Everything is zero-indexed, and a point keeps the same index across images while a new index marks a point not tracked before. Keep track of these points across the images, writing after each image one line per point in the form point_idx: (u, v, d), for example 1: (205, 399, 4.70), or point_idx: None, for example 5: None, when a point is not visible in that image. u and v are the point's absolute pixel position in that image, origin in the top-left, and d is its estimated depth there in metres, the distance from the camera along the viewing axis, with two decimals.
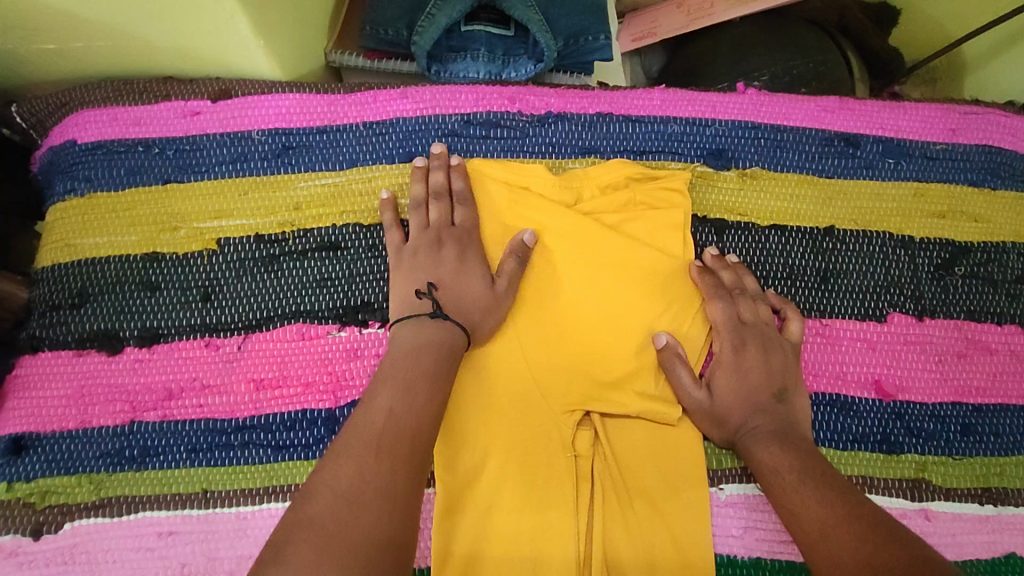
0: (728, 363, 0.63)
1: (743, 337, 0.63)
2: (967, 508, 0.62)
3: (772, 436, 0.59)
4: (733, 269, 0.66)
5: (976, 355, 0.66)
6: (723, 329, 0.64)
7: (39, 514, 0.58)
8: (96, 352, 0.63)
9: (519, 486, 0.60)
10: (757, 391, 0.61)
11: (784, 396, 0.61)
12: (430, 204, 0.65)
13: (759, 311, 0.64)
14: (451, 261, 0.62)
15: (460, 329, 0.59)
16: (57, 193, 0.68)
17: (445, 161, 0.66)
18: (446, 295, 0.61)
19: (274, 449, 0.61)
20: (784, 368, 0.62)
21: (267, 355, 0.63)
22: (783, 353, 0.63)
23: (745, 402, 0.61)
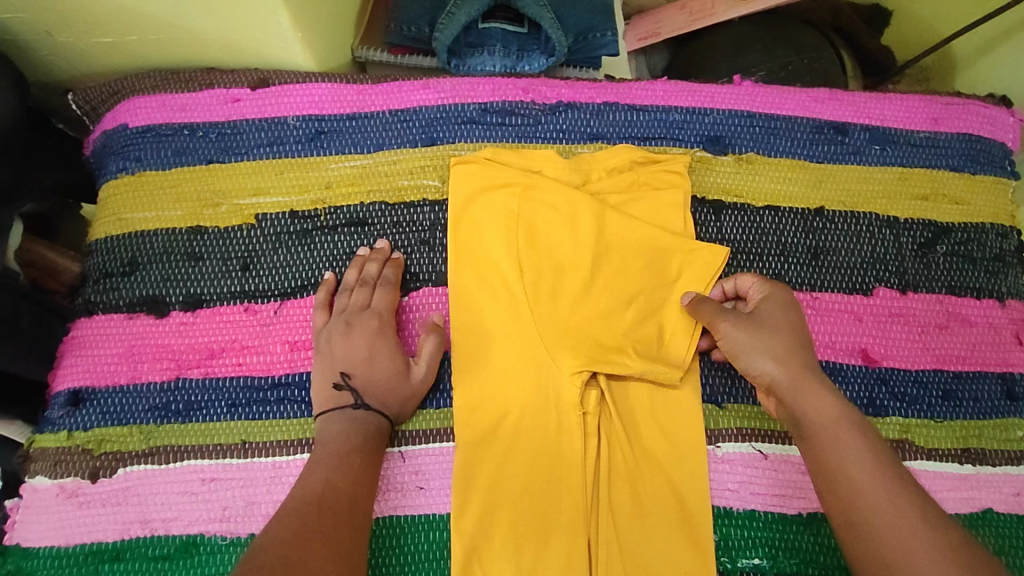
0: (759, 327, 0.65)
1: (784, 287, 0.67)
2: (948, 467, 0.66)
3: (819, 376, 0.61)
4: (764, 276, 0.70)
5: (957, 327, 0.71)
6: (772, 287, 0.66)
7: (96, 460, 0.64)
8: (144, 315, 0.69)
9: (532, 440, 0.65)
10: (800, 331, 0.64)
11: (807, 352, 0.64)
12: (355, 289, 0.67)
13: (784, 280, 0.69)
14: (369, 370, 0.64)
15: (379, 416, 0.63)
16: (110, 171, 0.74)
17: (385, 254, 0.69)
18: (360, 382, 0.64)
19: (307, 405, 0.66)
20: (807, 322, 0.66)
21: (302, 320, 0.69)
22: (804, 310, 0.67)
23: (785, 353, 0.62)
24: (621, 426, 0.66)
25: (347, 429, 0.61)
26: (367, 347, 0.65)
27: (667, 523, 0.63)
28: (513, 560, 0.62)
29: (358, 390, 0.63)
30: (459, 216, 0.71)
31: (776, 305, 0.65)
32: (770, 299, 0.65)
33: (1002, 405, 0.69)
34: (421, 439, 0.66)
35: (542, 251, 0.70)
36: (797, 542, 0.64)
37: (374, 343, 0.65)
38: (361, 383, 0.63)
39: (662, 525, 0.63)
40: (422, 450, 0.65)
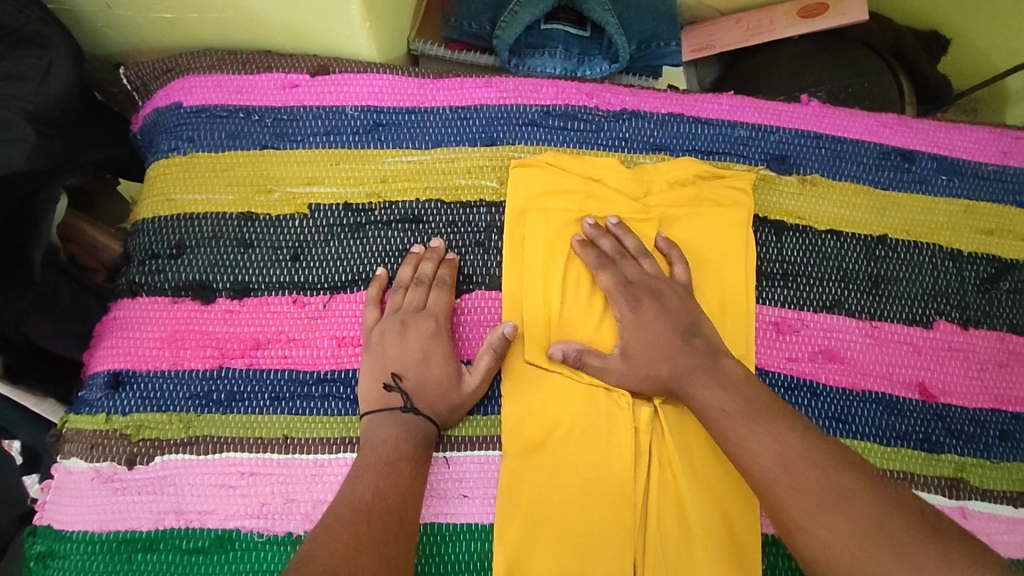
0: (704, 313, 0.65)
1: (634, 294, 0.65)
2: (1002, 509, 0.65)
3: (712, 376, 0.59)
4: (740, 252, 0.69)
5: (1017, 366, 0.69)
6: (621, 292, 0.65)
7: (134, 446, 0.63)
8: (189, 300, 0.67)
9: (579, 456, 0.63)
10: (668, 334, 0.62)
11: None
12: (410, 289, 0.66)
13: (643, 267, 0.67)
14: (420, 372, 0.63)
15: (428, 422, 0.61)
16: (162, 150, 0.72)
17: (440, 253, 0.68)
18: (411, 385, 0.62)
19: (351, 403, 0.64)
20: (676, 307, 0.64)
21: (351, 315, 0.67)
22: (674, 294, 0.65)
23: (668, 341, 0.62)
24: (675, 448, 0.64)
25: (397, 434, 0.60)
26: (419, 348, 0.64)
27: (716, 550, 0.61)
28: None
29: (407, 392, 0.62)
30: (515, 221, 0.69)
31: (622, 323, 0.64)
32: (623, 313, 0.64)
33: None
34: (467, 446, 0.64)
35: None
36: None
37: (425, 346, 0.64)
38: (411, 384, 0.62)
39: (710, 552, 0.61)
40: (468, 458, 0.64)
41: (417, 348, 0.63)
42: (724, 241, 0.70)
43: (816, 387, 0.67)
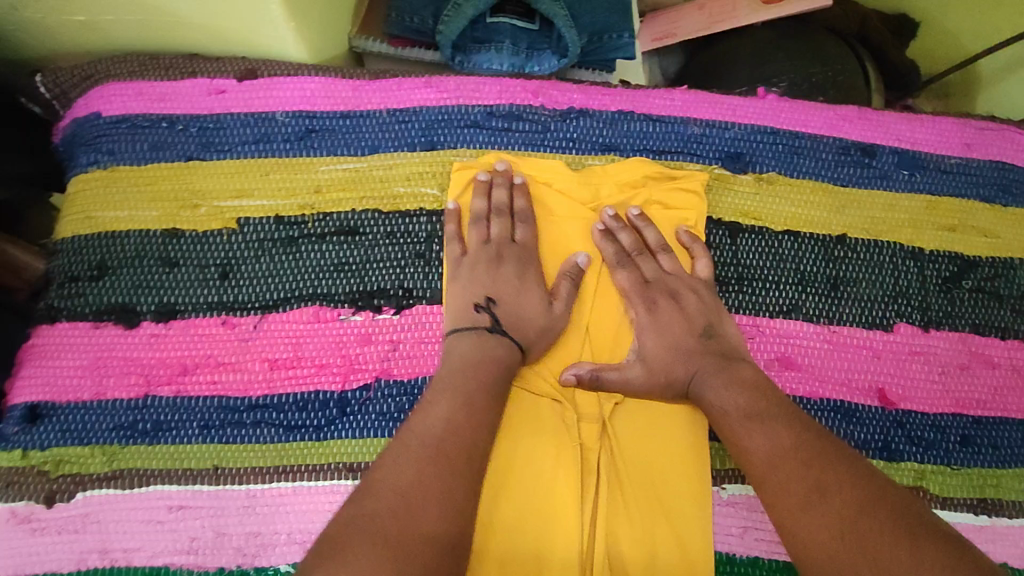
0: (649, 327, 0.64)
1: (651, 295, 0.65)
2: (963, 518, 0.63)
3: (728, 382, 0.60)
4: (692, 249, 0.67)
5: (979, 368, 0.67)
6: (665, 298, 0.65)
7: (53, 482, 0.59)
8: (112, 325, 0.63)
9: (525, 476, 0.61)
10: (685, 338, 0.63)
11: (713, 335, 0.63)
12: None
13: (662, 266, 0.67)
14: (512, 304, 0.63)
15: None
16: (81, 164, 0.68)
17: (508, 177, 0.67)
18: None
19: (285, 430, 0.62)
20: (696, 309, 0.64)
21: (284, 335, 0.63)
22: (694, 294, 0.65)
23: (686, 344, 0.63)
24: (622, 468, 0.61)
25: None
26: (516, 282, 0.64)
27: (668, 570, 0.59)
28: None
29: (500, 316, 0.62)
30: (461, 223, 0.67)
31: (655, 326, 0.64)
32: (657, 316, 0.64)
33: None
34: None
35: (549, 268, 0.67)
36: None
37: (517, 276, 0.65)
38: (500, 310, 0.63)
39: (659, 573, 0.59)
40: None
41: None
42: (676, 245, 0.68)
43: None
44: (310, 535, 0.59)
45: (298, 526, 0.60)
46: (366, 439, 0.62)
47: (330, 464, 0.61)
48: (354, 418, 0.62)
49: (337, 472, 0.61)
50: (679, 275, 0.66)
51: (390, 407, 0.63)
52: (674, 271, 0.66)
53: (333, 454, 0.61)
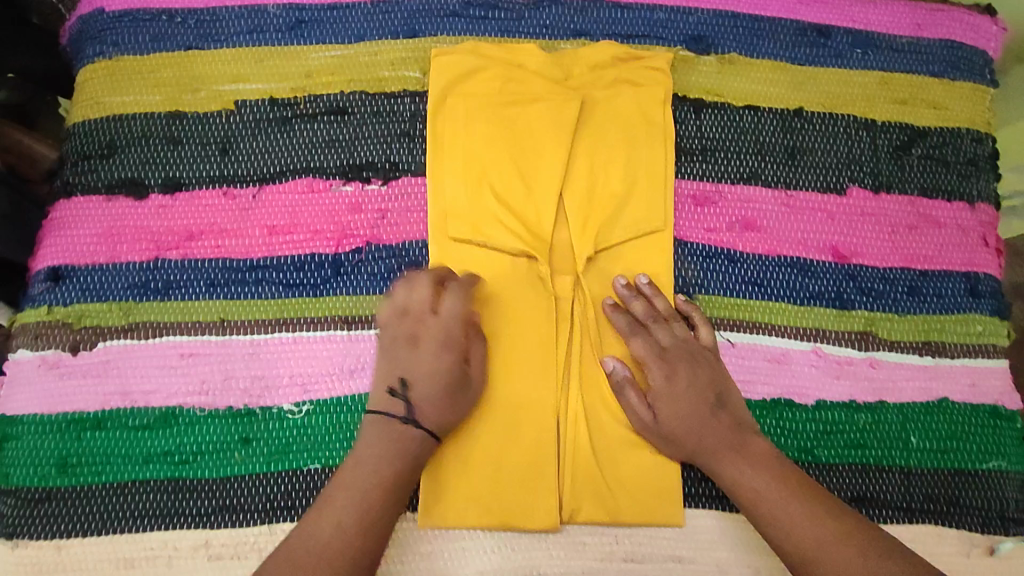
0: (671, 354, 0.64)
1: (673, 363, 0.64)
2: (909, 358, 0.70)
3: (728, 444, 0.61)
4: (644, 297, 0.67)
5: (927, 228, 0.72)
6: (687, 349, 0.65)
7: (76, 334, 0.66)
8: (124, 197, 0.69)
9: (505, 324, 0.66)
10: (699, 401, 0.63)
11: (725, 405, 0.63)
12: (414, 291, 0.62)
13: (675, 331, 0.66)
14: (430, 386, 0.60)
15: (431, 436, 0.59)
16: (87, 56, 0.72)
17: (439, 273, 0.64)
18: (411, 394, 0.60)
19: (285, 287, 0.68)
20: (712, 377, 0.64)
21: (280, 204, 0.69)
22: (708, 362, 0.65)
23: (705, 390, 0.63)
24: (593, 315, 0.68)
25: (387, 444, 0.58)
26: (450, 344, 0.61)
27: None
28: (489, 431, 0.65)
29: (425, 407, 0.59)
30: (438, 102, 0.71)
31: (672, 404, 0.63)
32: (675, 389, 0.63)
33: (965, 301, 0.71)
34: None
35: (525, 135, 0.70)
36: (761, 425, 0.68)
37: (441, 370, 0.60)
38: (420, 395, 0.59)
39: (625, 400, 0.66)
40: None
41: (418, 368, 0.60)
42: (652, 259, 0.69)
43: (734, 254, 0.71)
44: (310, 377, 0.66)
45: (299, 370, 0.66)
46: (360, 295, 0.68)
47: (327, 317, 0.67)
48: (347, 278, 0.68)
49: (334, 323, 0.67)
50: (694, 343, 0.66)
51: (382, 268, 0.68)
52: (689, 338, 0.66)
53: (329, 308, 0.67)
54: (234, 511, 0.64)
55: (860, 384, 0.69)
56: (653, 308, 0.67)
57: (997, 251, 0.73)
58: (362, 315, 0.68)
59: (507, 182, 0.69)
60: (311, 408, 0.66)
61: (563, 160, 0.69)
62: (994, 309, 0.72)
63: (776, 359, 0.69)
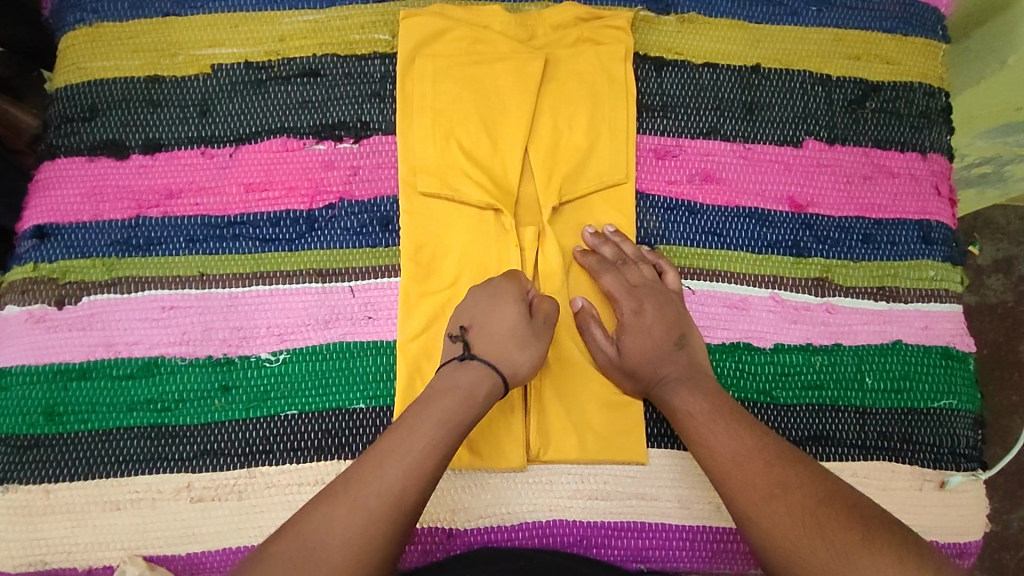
0: (638, 293, 0.67)
1: (638, 299, 0.67)
2: (864, 303, 0.73)
3: (680, 383, 0.63)
4: (613, 242, 0.70)
5: (881, 178, 0.75)
6: (652, 290, 0.67)
7: (61, 289, 0.69)
8: (105, 158, 0.71)
9: (473, 273, 0.69)
10: (660, 340, 0.65)
11: (686, 344, 0.66)
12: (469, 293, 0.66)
13: (643, 271, 0.69)
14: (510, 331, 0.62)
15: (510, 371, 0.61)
16: (68, 23, 0.75)
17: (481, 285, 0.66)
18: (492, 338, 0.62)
19: (261, 242, 0.70)
20: (677, 317, 0.67)
21: (256, 163, 0.72)
22: (673, 302, 0.68)
23: (669, 328, 0.66)
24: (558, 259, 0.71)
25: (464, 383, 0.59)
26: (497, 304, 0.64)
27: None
28: None
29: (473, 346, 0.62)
30: (409, 63, 0.73)
31: (636, 337, 0.66)
32: (639, 322, 0.66)
33: (919, 248, 0.74)
34: (372, 275, 0.70)
35: (491, 94, 0.73)
36: (721, 368, 0.70)
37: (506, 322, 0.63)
38: (476, 337, 0.62)
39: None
40: (372, 285, 0.70)
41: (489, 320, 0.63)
42: (623, 207, 0.72)
43: (694, 206, 0.73)
44: (286, 328, 0.69)
45: (275, 320, 0.69)
46: (333, 248, 0.70)
47: (302, 270, 0.70)
48: (320, 233, 0.71)
49: (309, 276, 0.70)
50: (659, 283, 0.68)
51: (355, 223, 0.71)
52: (655, 279, 0.68)
53: (304, 262, 0.70)
54: (214, 456, 0.66)
55: (817, 328, 0.72)
56: (621, 252, 0.70)
57: (950, 200, 0.76)
58: (335, 268, 0.70)
59: (474, 139, 0.72)
60: (287, 357, 0.68)
61: (529, 116, 0.72)
62: (947, 256, 0.74)
63: (736, 306, 0.72)
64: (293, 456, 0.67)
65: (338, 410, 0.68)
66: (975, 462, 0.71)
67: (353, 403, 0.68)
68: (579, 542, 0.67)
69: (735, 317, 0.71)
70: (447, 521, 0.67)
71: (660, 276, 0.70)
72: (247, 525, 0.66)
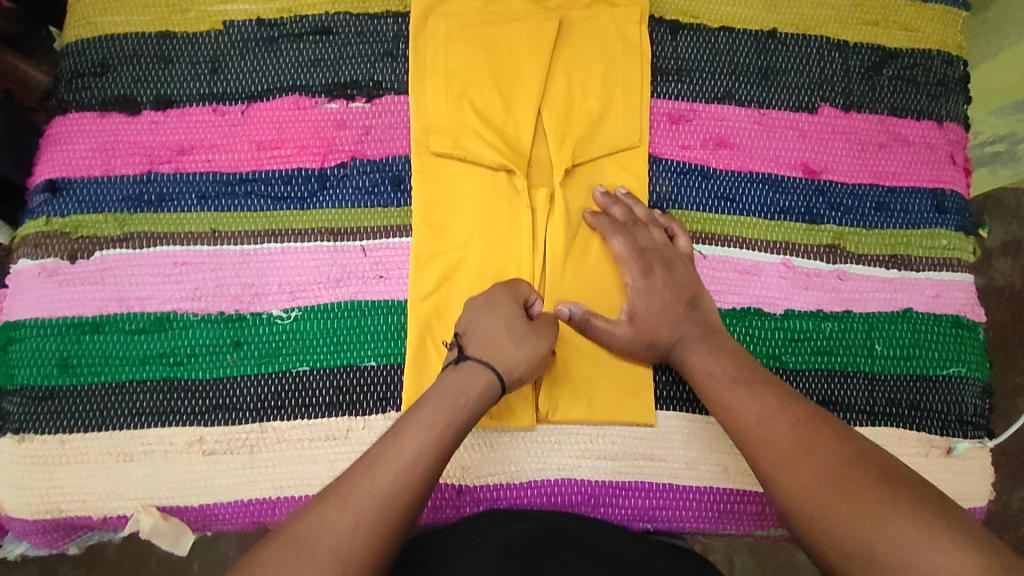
0: (648, 254, 0.67)
1: (648, 262, 0.67)
2: (875, 271, 0.73)
3: (698, 344, 0.63)
4: (624, 204, 0.70)
5: (895, 146, 0.74)
6: (662, 252, 0.68)
7: (73, 243, 0.69)
8: (117, 114, 0.71)
9: (485, 234, 0.69)
10: (672, 302, 0.65)
11: (698, 305, 0.66)
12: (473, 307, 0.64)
13: (653, 234, 0.69)
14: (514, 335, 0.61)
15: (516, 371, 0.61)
16: None
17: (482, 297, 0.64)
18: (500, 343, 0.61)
19: (273, 200, 0.70)
20: (687, 278, 0.67)
21: (268, 121, 0.72)
22: (683, 264, 0.68)
23: (681, 292, 0.66)
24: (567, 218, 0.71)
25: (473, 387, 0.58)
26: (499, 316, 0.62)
27: (604, 294, 0.70)
28: None
29: (473, 348, 0.61)
30: (422, 23, 0.73)
31: (647, 301, 0.66)
32: (649, 287, 0.66)
33: (932, 217, 0.74)
34: (383, 235, 0.70)
35: (505, 56, 0.72)
36: (732, 331, 0.70)
37: (502, 319, 0.62)
38: (480, 343, 0.61)
39: (595, 300, 0.69)
40: (383, 245, 0.70)
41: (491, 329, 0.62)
42: (637, 168, 0.72)
43: (707, 170, 0.73)
44: (297, 286, 0.69)
45: (287, 278, 0.69)
46: (345, 208, 0.70)
47: (314, 229, 0.70)
48: (332, 191, 0.71)
49: (320, 235, 0.70)
50: (669, 246, 0.69)
51: (366, 182, 0.71)
52: (664, 242, 0.69)
53: (315, 220, 0.70)
54: (227, 410, 0.67)
55: (827, 295, 0.72)
56: (632, 215, 0.70)
57: (965, 169, 0.75)
58: (347, 227, 0.70)
59: (487, 100, 0.71)
60: (299, 314, 0.69)
61: (543, 78, 0.72)
62: (960, 226, 0.74)
63: (746, 271, 0.72)
64: (304, 411, 0.67)
65: (348, 367, 0.68)
66: (982, 429, 0.71)
67: (363, 361, 0.68)
68: (587, 501, 0.68)
69: (746, 284, 0.71)
70: (457, 478, 0.67)
71: (671, 239, 0.70)
72: (259, 478, 0.66)
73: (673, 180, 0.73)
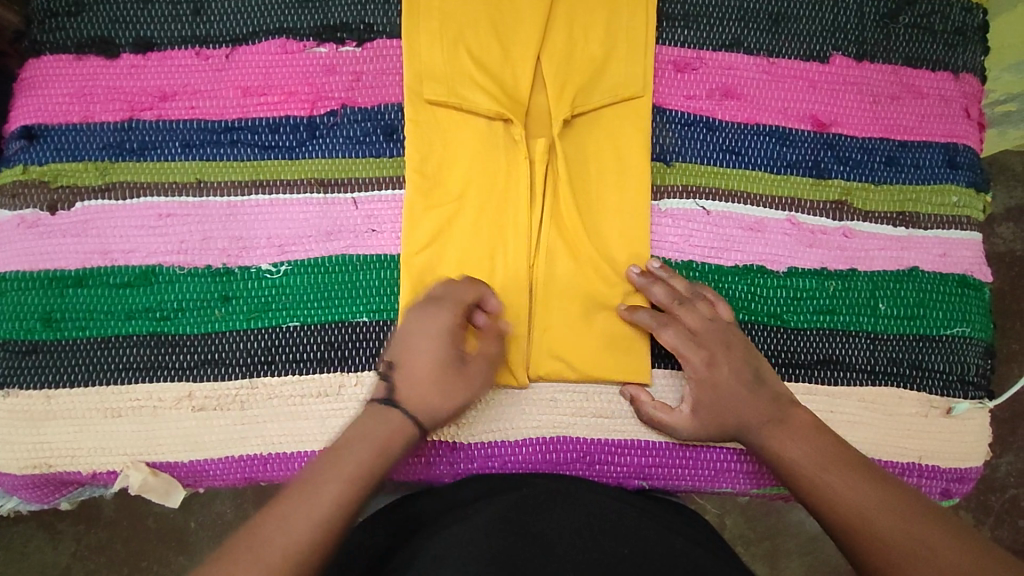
0: (699, 337, 0.63)
1: (707, 349, 0.63)
2: (882, 228, 0.71)
3: (777, 429, 0.60)
4: (663, 280, 0.65)
5: (908, 98, 0.71)
6: (715, 335, 0.63)
7: (53, 194, 0.66)
8: (94, 57, 0.68)
9: (479, 188, 0.67)
10: (739, 390, 0.62)
11: (763, 382, 0.62)
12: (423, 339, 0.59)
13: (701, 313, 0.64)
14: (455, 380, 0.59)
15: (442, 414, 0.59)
16: None
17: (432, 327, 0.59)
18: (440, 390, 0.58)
19: (260, 149, 0.67)
20: (748, 357, 0.63)
21: (253, 65, 0.68)
22: (738, 339, 0.64)
23: (742, 376, 0.62)
24: (563, 248, 0.67)
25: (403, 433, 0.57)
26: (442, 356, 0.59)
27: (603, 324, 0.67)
28: None
29: (401, 392, 0.57)
30: None
31: (714, 395, 0.63)
32: (712, 379, 0.63)
33: (942, 172, 0.71)
34: (376, 186, 0.68)
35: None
36: (734, 290, 0.69)
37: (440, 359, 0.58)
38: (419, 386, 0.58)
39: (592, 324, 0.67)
40: (376, 197, 0.67)
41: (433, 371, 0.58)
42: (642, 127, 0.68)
43: (712, 122, 0.70)
44: (287, 238, 0.67)
45: (276, 231, 0.67)
46: (335, 158, 0.68)
47: (303, 180, 0.67)
48: (322, 141, 0.68)
49: (309, 186, 0.67)
50: (719, 320, 0.64)
51: (357, 131, 0.68)
52: (715, 317, 0.64)
53: (305, 170, 0.67)
54: (216, 365, 0.65)
55: (832, 253, 0.70)
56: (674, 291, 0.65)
57: (978, 124, 0.73)
58: (337, 178, 0.67)
59: (483, 44, 0.68)
60: (289, 269, 0.66)
61: (543, 22, 0.68)
62: (971, 182, 0.72)
63: (751, 228, 0.69)
64: (295, 368, 0.66)
65: (340, 322, 0.66)
66: (982, 391, 0.70)
67: (356, 317, 0.66)
68: (583, 458, 0.67)
69: (750, 242, 0.69)
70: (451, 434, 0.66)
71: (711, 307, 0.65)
72: (251, 436, 0.65)
73: (677, 133, 0.70)
